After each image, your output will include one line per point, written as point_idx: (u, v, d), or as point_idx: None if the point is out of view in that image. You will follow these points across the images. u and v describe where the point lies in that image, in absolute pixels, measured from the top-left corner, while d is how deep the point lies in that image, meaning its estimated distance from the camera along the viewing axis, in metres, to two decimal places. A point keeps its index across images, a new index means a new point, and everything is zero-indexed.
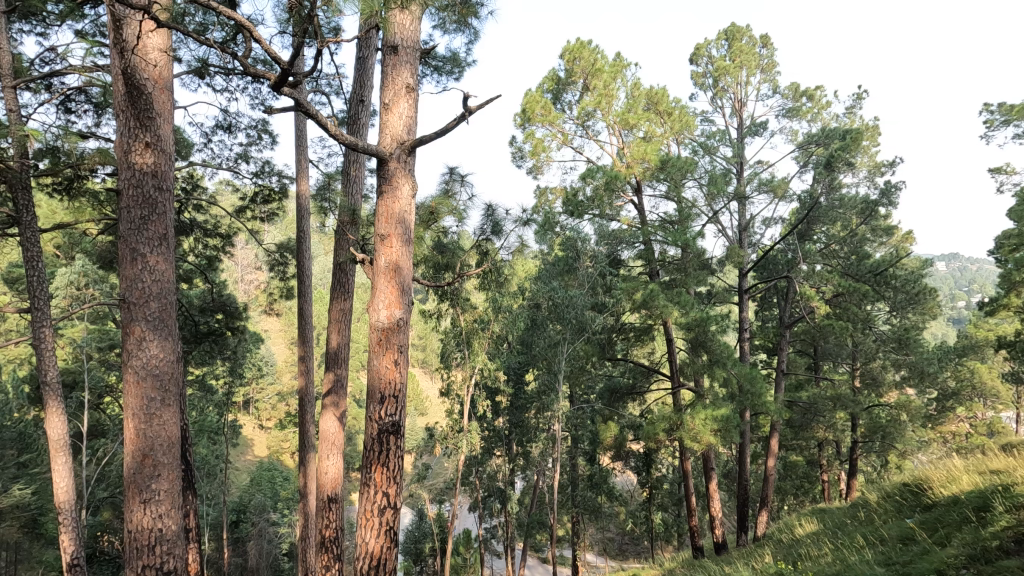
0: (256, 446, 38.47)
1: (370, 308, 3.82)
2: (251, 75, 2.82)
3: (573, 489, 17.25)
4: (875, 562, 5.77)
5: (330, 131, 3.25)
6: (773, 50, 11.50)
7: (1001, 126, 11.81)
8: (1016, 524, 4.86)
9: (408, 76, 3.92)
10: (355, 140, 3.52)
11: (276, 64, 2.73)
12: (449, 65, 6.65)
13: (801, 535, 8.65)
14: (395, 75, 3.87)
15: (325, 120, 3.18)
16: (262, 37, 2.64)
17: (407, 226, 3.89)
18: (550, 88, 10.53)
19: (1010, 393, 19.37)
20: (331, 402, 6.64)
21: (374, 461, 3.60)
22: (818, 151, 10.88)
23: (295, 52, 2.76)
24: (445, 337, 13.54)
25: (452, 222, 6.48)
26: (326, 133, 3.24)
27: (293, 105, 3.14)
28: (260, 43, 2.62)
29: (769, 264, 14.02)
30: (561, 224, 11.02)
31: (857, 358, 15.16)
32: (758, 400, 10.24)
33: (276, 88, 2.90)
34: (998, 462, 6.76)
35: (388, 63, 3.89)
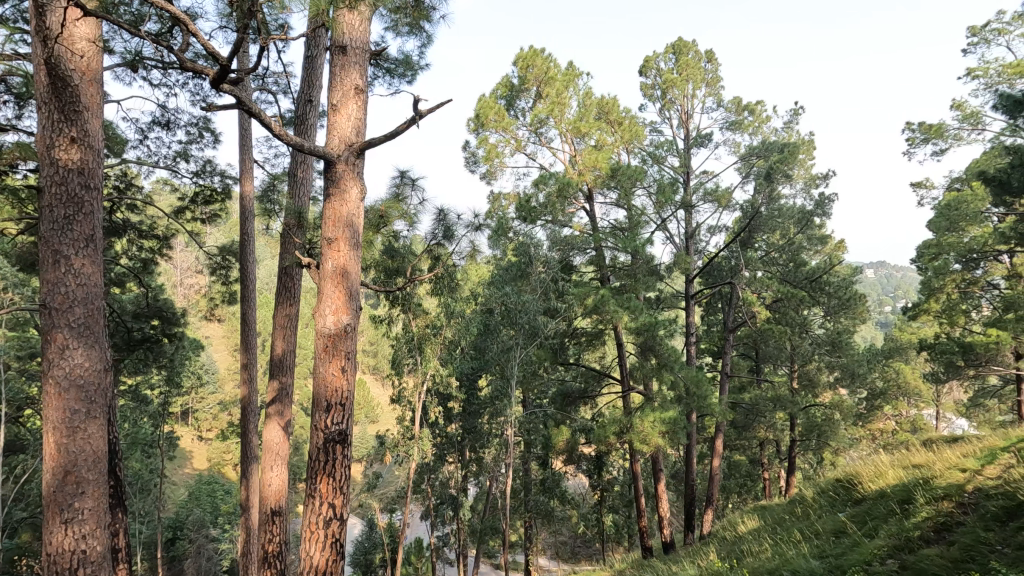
0: (194, 459, 36.60)
1: (317, 314, 3.70)
2: (189, 71, 2.70)
3: (526, 493, 17.47)
4: (810, 555, 6.04)
5: (274, 131, 3.14)
6: (717, 65, 11.94)
7: (921, 144, 12.72)
8: (936, 515, 5.24)
9: (357, 77, 3.85)
10: (301, 141, 3.41)
11: (215, 61, 2.62)
12: (401, 67, 6.51)
13: (743, 532, 8.95)
14: (344, 76, 3.79)
15: (269, 119, 3.07)
16: (199, 32, 2.52)
17: (355, 230, 3.80)
18: (503, 94, 10.56)
19: (933, 392, 20.80)
20: (275, 412, 6.36)
21: (320, 472, 3.48)
22: (759, 162, 11.35)
23: (235, 48, 2.66)
24: (397, 343, 13.31)
25: (403, 226, 6.40)
26: (271, 133, 3.14)
27: (235, 104, 3.00)
28: (197, 38, 2.51)
29: (713, 270, 14.56)
30: (514, 229, 11.05)
31: (795, 360, 15.88)
32: (704, 402, 10.55)
33: (215, 85, 2.79)
34: (920, 456, 7.24)
35: (337, 63, 3.80)
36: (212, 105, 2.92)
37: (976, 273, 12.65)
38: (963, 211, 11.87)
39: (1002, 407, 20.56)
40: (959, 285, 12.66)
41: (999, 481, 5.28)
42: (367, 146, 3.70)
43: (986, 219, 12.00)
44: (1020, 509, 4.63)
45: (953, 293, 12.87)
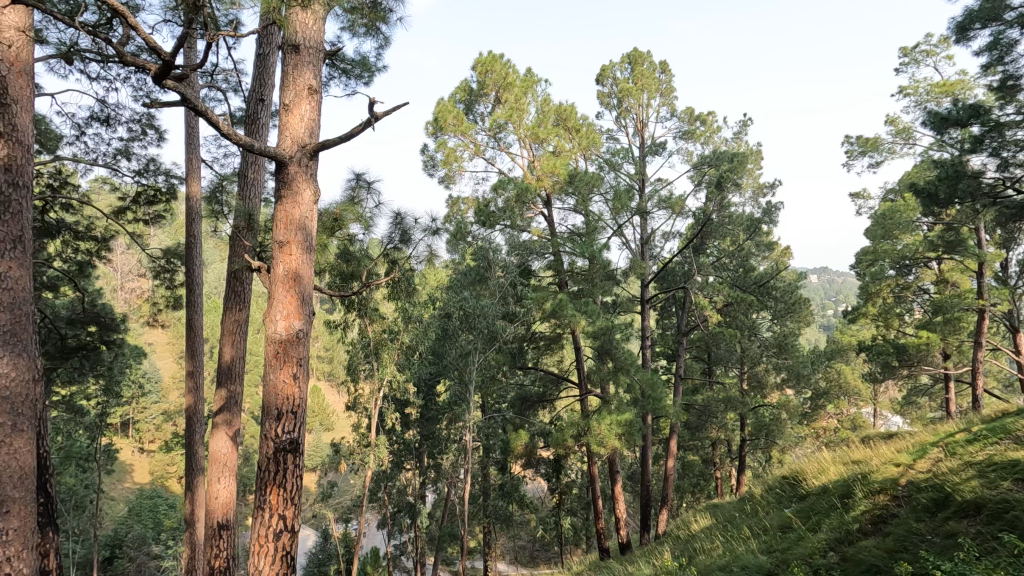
0: (135, 472, 34.82)
1: (267, 319, 3.57)
2: (129, 65, 2.59)
3: (484, 498, 17.42)
4: (758, 550, 6.25)
5: (223, 130, 3.04)
6: (671, 77, 12.30)
7: (859, 156, 13.45)
8: (873, 508, 5.53)
9: (310, 77, 3.76)
10: (251, 140, 3.32)
11: (157, 55, 2.52)
12: (358, 68, 6.39)
13: (696, 531, 9.20)
14: (297, 77, 3.71)
15: (216, 117, 2.97)
16: (140, 25, 2.42)
17: (308, 233, 3.70)
18: (462, 98, 10.54)
19: (871, 391, 21.91)
20: (223, 421, 6.10)
21: (270, 482, 3.35)
22: (710, 171, 11.72)
23: (179, 43, 2.57)
24: (352, 348, 13.03)
25: (358, 230, 6.29)
26: (219, 132, 3.04)
27: (180, 100, 2.89)
28: (138, 31, 2.41)
29: (667, 275, 14.96)
30: (473, 234, 10.90)
31: (744, 362, 16.50)
32: (659, 404, 10.79)
33: (158, 80, 2.68)
34: (858, 453, 7.64)
35: (289, 62, 3.71)
36: (156, 102, 2.80)
37: (909, 278, 13.47)
38: (897, 221, 12.52)
39: (932, 404, 21.90)
40: (893, 289, 13.54)
41: (929, 475, 5.65)
42: (321, 147, 3.62)
43: (916, 228, 12.80)
44: (947, 500, 4.97)
45: (888, 297, 13.69)
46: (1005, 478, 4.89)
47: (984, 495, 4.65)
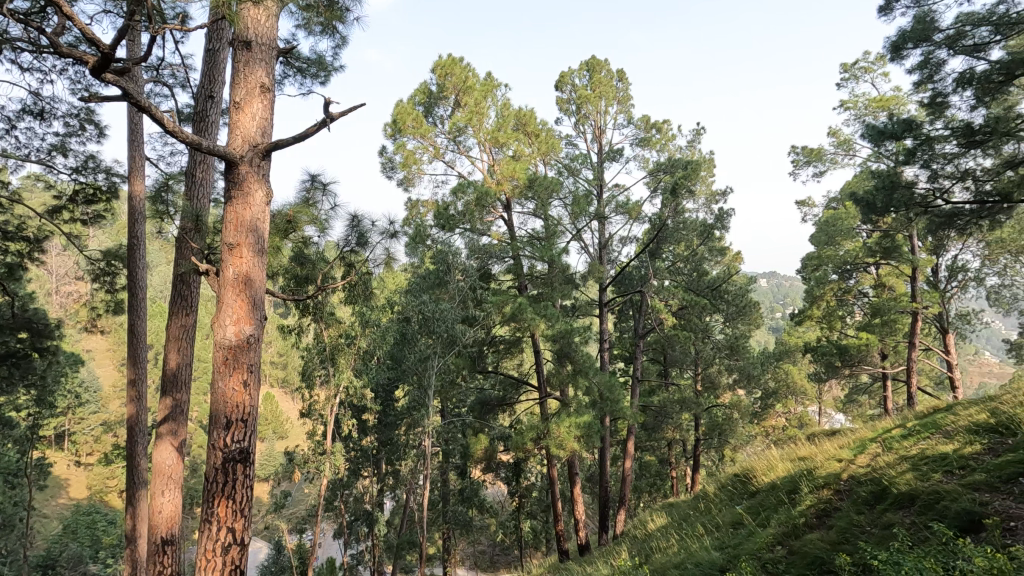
0: (71, 487, 32.79)
1: (214, 324, 3.43)
2: (63, 57, 2.45)
3: (443, 504, 17.27)
4: (711, 546, 6.42)
5: (169, 128, 2.92)
6: (628, 85, 12.57)
7: (804, 166, 14.08)
8: (817, 502, 5.78)
9: (263, 75, 3.66)
10: (199, 139, 3.19)
11: (95, 46, 2.39)
12: (313, 67, 6.23)
13: (653, 530, 9.37)
14: (248, 74, 3.59)
15: (161, 114, 2.85)
16: (77, 15, 2.30)
17: (259, 235, 3.58)
18: (421, 101, 10.45)
19: (816, 390, 22.89)
20: (167, 432, 5.78)
21: (218, 494, 3.21)
22: (666, 178, 12.00)
23: (120, 35, 2.45)
24: (307, 354, 12.96)
25: (312, 232, 6.17)
26: (165, 130, 2.92)
27: (121, 95, 2.76)
28: (74, 21, 2.29)
29: (625, 279, 15.28)
30: (432, 237, 10.80)
31: (698, 363, 17.01)
32: (616, 406, 10.96)
33: (96, 74, 2.55)
34: (804, 450, 7.99)
35: (239, 58, 3.59)
36: (95, 96, 2.67)
37: (849, 282, 14.19)
38: (839, 227, 13.24)
39: (872, 402, 23.06)
40: (836, 293, 14.25)
41: (868, 469, 5.97)
42: (273, 147, 3.52)
43: (856, 234, 13.53)
44: (884, 493, 5.25)
45: (831, 300, 14.39)
46: (936, 470, 5.21)
47: (917, 487, 4.95)
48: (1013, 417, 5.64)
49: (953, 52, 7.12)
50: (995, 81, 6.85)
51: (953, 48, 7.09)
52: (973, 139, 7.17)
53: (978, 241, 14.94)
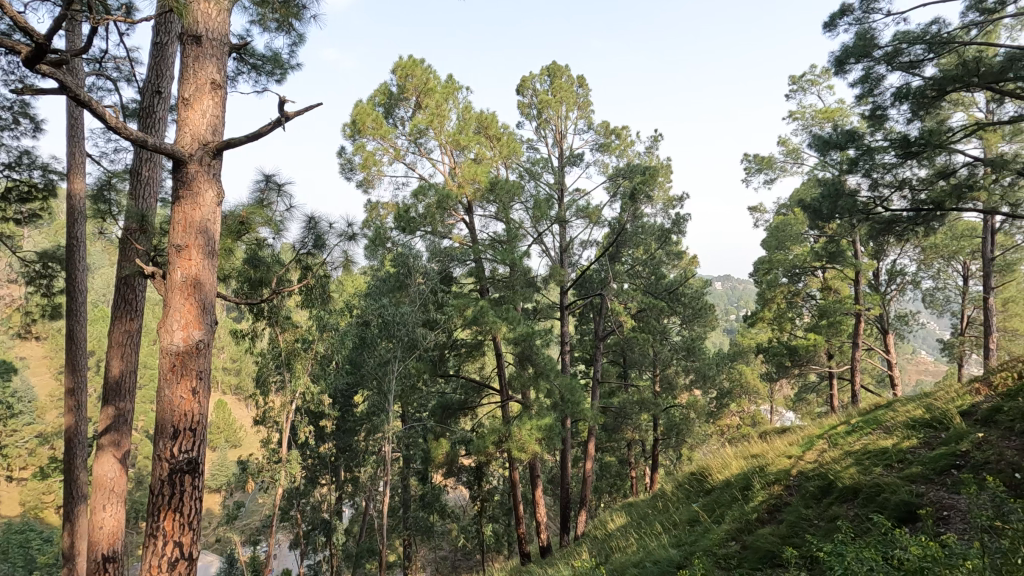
0: (2, 504, 30.70)
1: (160, 330, 3.27)
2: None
3: (404, 511, 17.03)
4: (669, 544, 6.55)
5: (112, 124, 2.78)
6: (588, 91, 12.74)
7: (756, 173, 14.60)
8: (768, 498, 5.99)
9: (214, 72, 3.53)
10: (144, 136, 3.05)
11: (27, 36, 2.25)
12: (269, 64, 6.06)
13: (613, 530, 9.48)
14: (197, 69, 3.46)
15: (103, 110, 2.71)
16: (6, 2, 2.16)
17: (210, 236, 3.44)
18: (382, 102, 10.32)
19: (768, 390, 23.70)
20: (109, 442, 5.48)
21: (164, 507, 3.05)
22: (625, 183, 12.21)
23: (56, 25, 2.32)
24: (262, 360, 12.50)
25: (267, 234, 6.00)
26: (107, 126, 2.78)
27: (58, 88, 2.61)
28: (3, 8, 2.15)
29: (586, 282, 15.50)
30: (392, 240, 10.63)
31: (657, 365, 17.36)
32: (577, 408, 11.07)
33: (30, 65, 2.40)
34: (756, 447, 8.29)
35: (189, 53, 3.45)
36: (29, 88, 2.52)
37: (798, 285, 14.78)
38: (788, 233, 13.78)
39: (819, 400, 24.05)
40: (786, 296, 14.83)
41: (816, 465, 6.22)
42: (225, 146, 3.41)
43: (804, 239, 14.11)
44: (831, 487, 5.48)
45: (782, 302, 14.97)
46: (877, 464, 5.48)
47: (860, 481, 5.19)
48: (946, 413, 5.98)
49: (891, 67, 7.54)
50: (929, 96, 7.31)
51: (890, 64, 7.52)
52: (909, 150, 7.59)
53: (915, 247, 15.82)
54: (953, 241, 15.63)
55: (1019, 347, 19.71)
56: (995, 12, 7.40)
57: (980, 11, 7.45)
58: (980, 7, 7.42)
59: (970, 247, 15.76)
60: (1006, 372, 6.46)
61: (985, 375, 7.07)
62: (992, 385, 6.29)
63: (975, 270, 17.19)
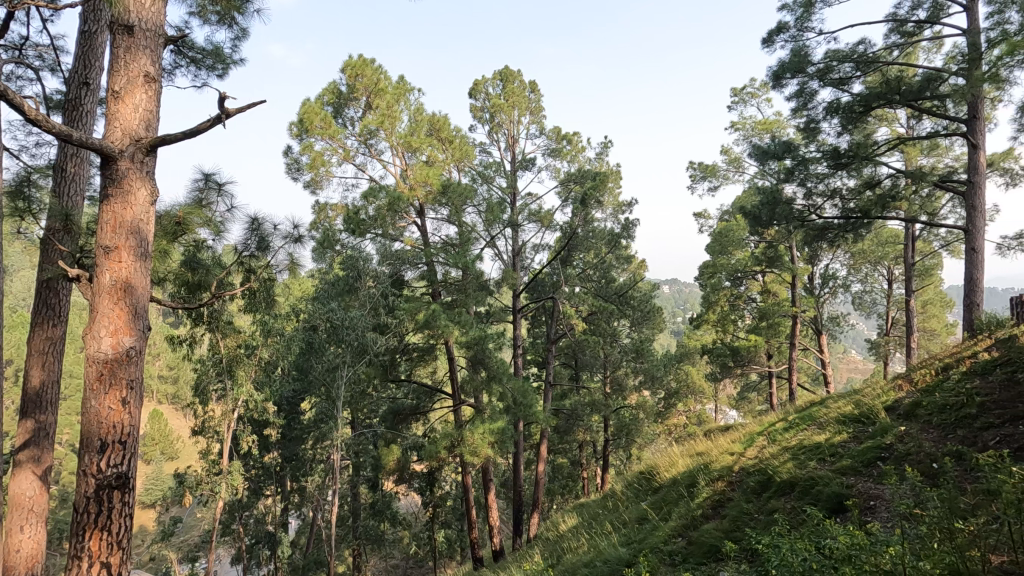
0: None
1: (86, 337, 3.05)
2: None
3: (353, 520, 16.62)
4: (619, 543, 6.66)
5: (31, 117, 2.58)
6: (539, 96, 12.87)
7: (700, 181, 15.13)
8: (712, 494, 6.19)
9: (148, 64, 3.35)
10: (68, 130, 2.85)
11: None
12: (209, 58, 5.79)
13: (565, 531, 9.58)
14: (129, 61, 3.27)
15: (21, 101, 2.51)
16: None
17: (142, 238, 3.25)
18: (330, 101, 10.07)
19: (712, 389, 24.53)
20: (27, 458, 5.03)
21: (89, 526, 2.84)
22: (576, 188, 12.38)
23: None
24: (201, 367, 11.90)
25: (206, 235, 5.74)
26: (25, 119, 2.58)
27: None
28: None
29: (538, 286, 15.66)
30: (341, 242, 10.37)
31: (607, 367, 17.67)
32: (530, 410, 11.10)
33: None
34: (701, 445, 8.58)
35: (119, 44, 3.26)
36: None
37: (740, 288, 15.41)
38: (730, 238, 14.35)
39: (760, 398, 25.09)
40: (729, 298, 15.42)
41: (757, 461, 6.48)
42: (159, 143, 3.23)
43: (746, 244, 14.66)
44: (770, 482, 5.72)
45: (725, 305, 15.57)
46: (812, 458, 5.77)
47: (796, 475, 5.45)
48: (872, 408, 6.37)
49: (823, 83, 7.99)
50: (857, 111, 7.78)
51: (822, 80, 7.97)
52: (839, 161, 8.07)
53: (845, 252, 16.81)
54: (879, 247, 16.72)
55: (936, 346, 21.28)
56: (914, 36, 7.99)
57: (901, 34, 8.03)
58: (901, 30, 8.00)
59: (894, 253, 16.91)
60: (924, 370, 6.96)
61: (908, 372, 7.58)
62: (913, 382, 6.76)
63: (897, 275, 18.43)
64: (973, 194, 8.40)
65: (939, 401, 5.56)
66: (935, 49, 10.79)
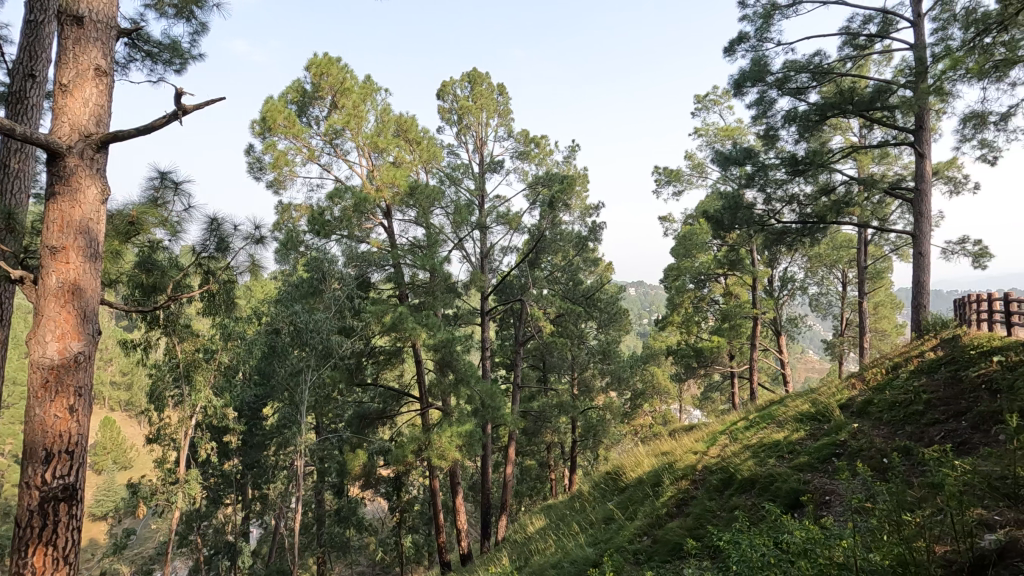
0: None
1: (29, 341, 2.89)
2: None
3: (318, 527, 16.27)
4: (585, 543, 6.71)
5: None
6: (508, 99, 12.89)
7: (665, 185, 15.41)
8: (677, 492, 6.30)
9: (98, 57, 3.21)
10: (10, 124, 2.70)
11: None
12: (166, 53, 5.58)
13: (532, 533, 9.60)
14: (78, 53, 3.12)
15: None
16: None
17: (92, 238, 3.10)
18: (294, 99, 9.85)
19: (677, 390, 25.00)
20: None
21: (32, 543, 2.68)
22: (544, 191, 12.44)
23: None
24: (157, 372, 11.45)
25: (161, 235, 5.54)
26: None
27: None
28: None
29: (506, 288, 15.66)
30: (305, 243, 10.15)
31: (575, 368, 17.82)
32: (498, 413, 11.06)
33: None
34: (666, 445, 8.74)
35: (67, 35, 3.11)
36: None
37: (703, 291, 15.75)
38: (694, 241, 14.66)
39: (723, 398, 25.73)
40: (692, 300, 15.76)
41: (719, 459, 6.63)
42: (111, 139, 3.10)
43: (709, 248, 14.98)
44: (731, 479, 5.87)
45: (689, 307, 15.91)
46: (771, 456, 5.95)
47: (756, 472, 5.60)
48: (828, 406, 6.60)
49: (781, 93, 8.26)
50: (813, 120, 8.06)
51: (781, 89, 8.24)
52: (797, 168, 8.36)
53: (803, 256, 17.39)
54: (834, 251, 17.38)
55: (887, 346, 22.25)
56: (865, 49, 8.35)
57: (854, 47, 8.38)
58: (854, 43, 8.34)
59: (848, 257, 17.60)
60: (875, 368, 7.27)
61: (861, 371, 7.89)
62: (865, 380, 7.06)
63: (851, 278, 19.20)
64: (919, 201, 8.82)
65: (889, 399, 5.81)
66: (885, 62, 11.29)
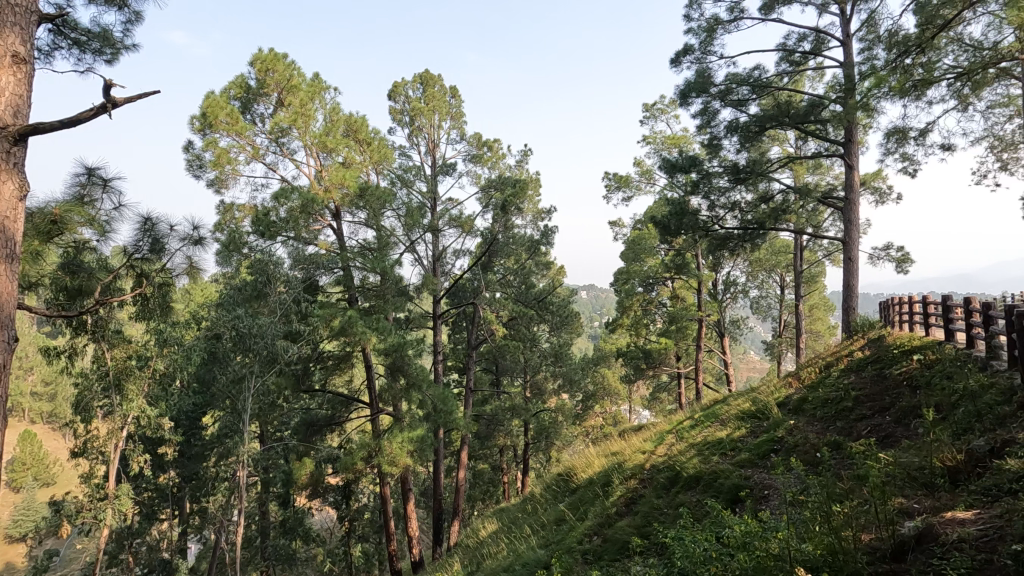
0: None
1: None
2: None
3: (262, 540, 15.64)
4: (537, 545, 6.74)
5: None
6: (460, 102, 12.86)
7: (615, 191, 15.74)
8: (626, 491, 6.43)
9: (16, 43, 2.98)
10: None
11: None
12: (96, 41, 5.24)
13: (484, 537, 9.55)
14: None
15: None
16: None
17: (8, 238, 2.87)
18: (237, 95, 9.47)
19: (627, 390, 25.53)
20: None
21: None
22: (496, 194, 12.44)
23: None
24: (84, 381, 10.72)
25: (89, 235, 5.19)
26: None
27: None
28: None
29: (458, 291, 15.58)
30: (249, 245, 9.72)
31: (527, 371, 17.91)
32: (450, 417, 10.95)
33: None
34: (615, 445, 8.91)
35: None
36: None
37: (651, 294, 16.17)
38: (643, 246, 15.01)
39: (670, 398, 26.45)
40: (641, 303, 16.14)
41: (666, 458, 6.81)
42: (30, 131, 2.89)
43: (657, 252, 15.38)
44: (677, 477, 6.05)
45: (638, 310, 16.29)
46: (715, 453, 6.16)
47: (701, 469, 5.78)
48: (767, 404, 6.90)
49: (724, 104, 8.60)
50: (753, 131, 8.43)
51: (723, 101, 8.58)
52: (738, 175, 8.72)
53: (744, 261, 18.15)
54: (773, 256, 18.23)
55: (821, 346, 23.52)
56: (800, 65, 8.81)
57: (791, 63, 8.83)
58: (790, 59, 8.80)
59: (785, 261, 18.49)
60: (810, 367, 7.68)
61: (797, 370, 8.30)
62: (800, 379, 7.43)
63: (788, 281, 20.19)
64: (850, 210, 9.36)
65: (822, 397, 6.14)
66: (818, 78, 11.97)
